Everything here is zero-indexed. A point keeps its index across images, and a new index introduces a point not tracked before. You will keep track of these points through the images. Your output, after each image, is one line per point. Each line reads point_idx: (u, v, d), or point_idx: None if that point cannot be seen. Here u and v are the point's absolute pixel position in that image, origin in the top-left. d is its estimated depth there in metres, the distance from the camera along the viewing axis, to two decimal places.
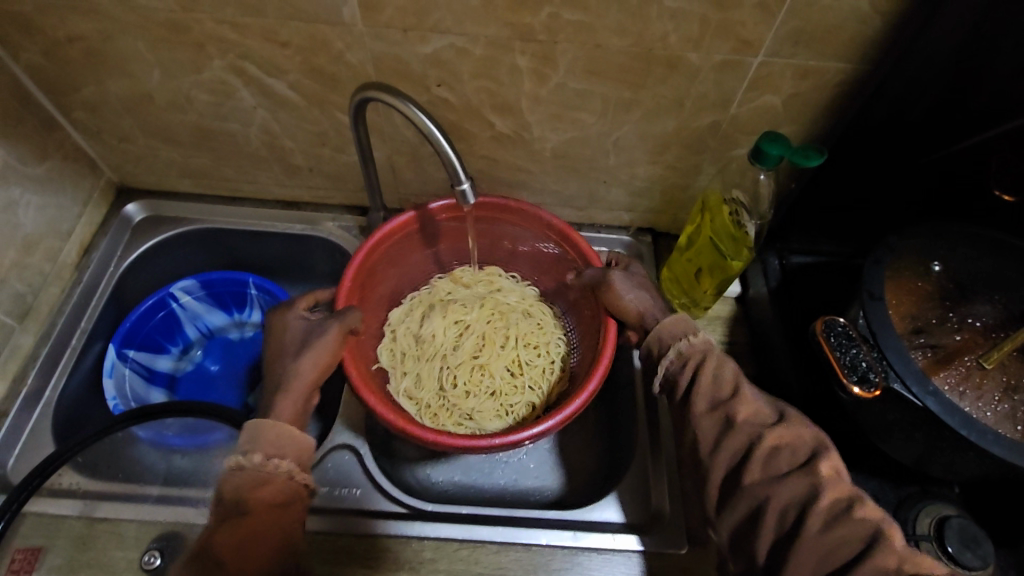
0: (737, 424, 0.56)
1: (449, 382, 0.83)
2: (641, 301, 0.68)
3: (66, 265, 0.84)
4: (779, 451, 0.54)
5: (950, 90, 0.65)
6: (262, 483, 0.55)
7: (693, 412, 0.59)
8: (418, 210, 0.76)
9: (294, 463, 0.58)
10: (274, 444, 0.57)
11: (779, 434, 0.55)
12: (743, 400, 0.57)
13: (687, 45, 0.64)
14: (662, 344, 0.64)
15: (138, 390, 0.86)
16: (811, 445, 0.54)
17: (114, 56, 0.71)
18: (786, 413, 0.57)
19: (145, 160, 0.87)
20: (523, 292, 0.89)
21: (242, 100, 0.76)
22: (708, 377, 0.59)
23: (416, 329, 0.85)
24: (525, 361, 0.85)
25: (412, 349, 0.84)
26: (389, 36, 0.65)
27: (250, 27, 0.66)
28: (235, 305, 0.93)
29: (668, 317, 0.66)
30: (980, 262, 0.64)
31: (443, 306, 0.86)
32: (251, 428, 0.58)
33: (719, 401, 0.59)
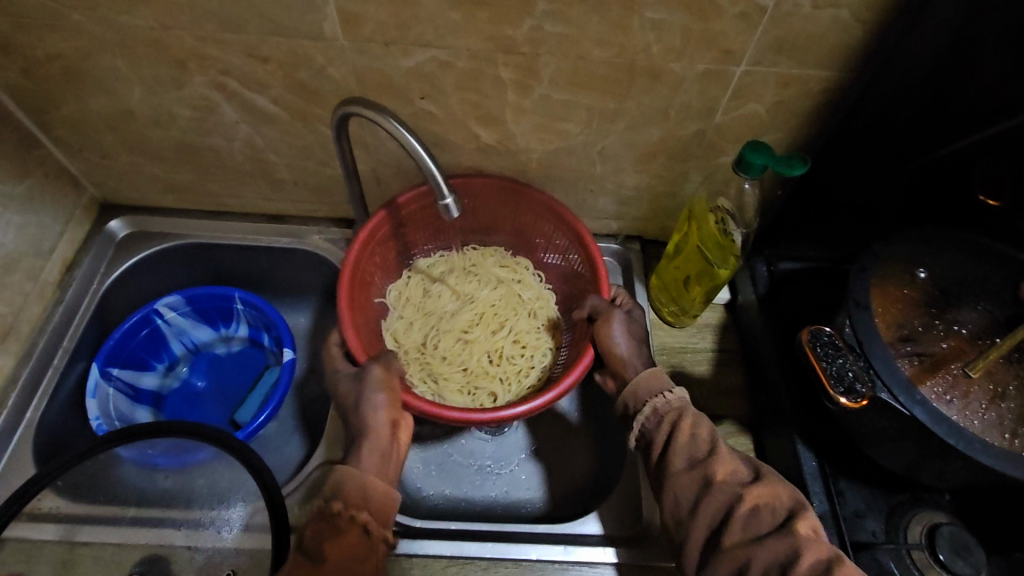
0: (716, 484, 0.56)
1: (433, 342, 0.84)
2: (629, 350, 0.69)
3: (48, 284, 0.83)
4: (759, 511, 0.54)
5: (932, 97, 0.66)
6: (340, 533, 0.55)
7: (669, 472, 0.59)
8: (388, 209, 0.76)
9: (373, 516, 0.57)
10: (357, 493, 0.57)
11: (757, 493, 0.55)
12: (720, 459, 0.57)
13: (670, 56, 0.64)
14: (637, 399, 0.64)
15: (123, 409, 0.85)
16: (788, 506, 0.54)
17: (94, 73, 0.70)
18: (763, 473, 0.57)
19: (128, 176, 0.87)
20: (538, 292, 0.87)
21: (225, 115, 0.75)
22: (685, 436, 0.60)
23: (429, 284, 0.87)
24: (517, 354, 0.84)
25: (417, 300, 0.86)
26: (371, 49, 0.65)
27: (230, 43, 0.65)
28: (222, 321, 0.92)
29: (644, 370, 0.66)
30: (965, 269, 0.64)
31: (462, 271, 0.88)
32: (335, 475, 0.58)
33: (696, 459, 0.59)
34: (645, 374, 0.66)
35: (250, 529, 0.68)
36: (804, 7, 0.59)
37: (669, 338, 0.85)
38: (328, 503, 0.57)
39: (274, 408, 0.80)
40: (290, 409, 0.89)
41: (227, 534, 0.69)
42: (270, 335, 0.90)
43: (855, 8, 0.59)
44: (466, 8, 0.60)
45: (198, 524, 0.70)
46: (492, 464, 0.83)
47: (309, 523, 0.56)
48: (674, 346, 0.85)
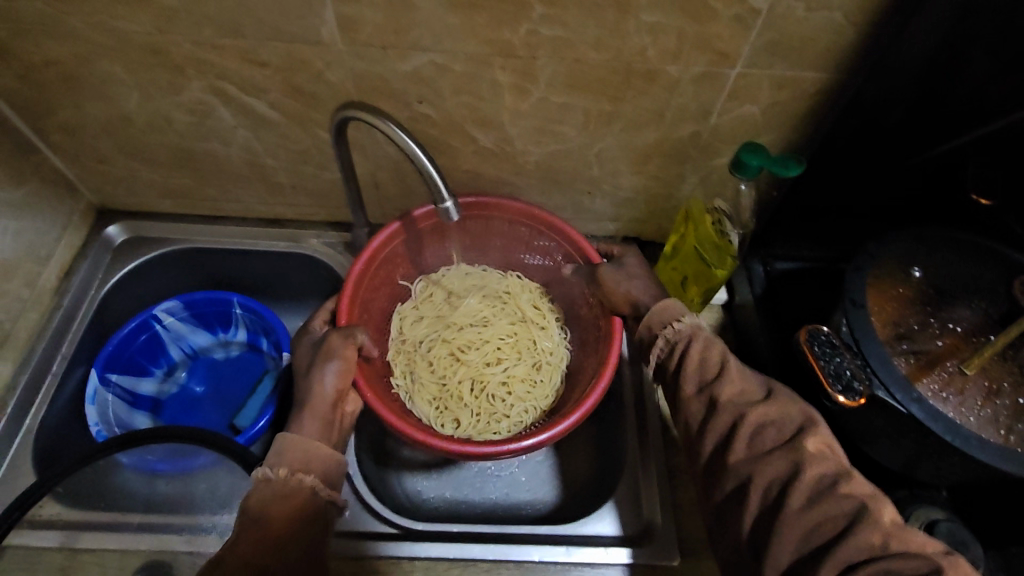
0: (721, 404, 0.56)
1: (432, 345, 0.84)
2: (637, 288, 0.69)
3: (46, 290, 0.83)
4: (764, 428, 0.54)
5: (925, 98, 0.66)
6: (288, 494, 0.55)
7: (681, 396, 0.60)
8: (404, 220, 0.76)
9: (319, 478, 0.58)
10: (301, 458, 0.57)
11: (764, 410, 0.55)
12: (728, 379, 0.57)
13: (665, 59, 0.65)
14: (653, 329, 0.64)
15: (122, 415, 0.84)
16: (797, 422, 0.54)
17: (91, 79, 0.70)
18: (774, 390, 0.57)
19: (125, 181, 0.87)
20: (550, 344, 0.85)
21: (222, 120, 0.75)
22: (695, 360, 0.60)
23: (454, 292, 0.87)
24: (502, 396, 0.82)
25: (434, 303, 0.86)
26: (369, 54, 0.65)
27: (228, 48, 0.65)
28: (220, 325, 0.92)
29: (656, 304, 0.65)
30: (960, 267, 0.65)
31: (491, 292, 0.87)
32: (279, 442, 0.58)
33: (706, 381, 0.59)
34: (656, 308, 0.65)
35: None
36: (798, 10, 0.59)
37: None
38: (273, 469, 0.56)
39: (274, 412, 0.80)
40: None
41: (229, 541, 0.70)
42: (269, 339, 0.90)
43: (847, 11, 0.60)
44: (463, 12, 0.60)
45: (201, 529, 0.71)
46: (492, 466, 0.83)
47: (254, 489, 0.55)
48: None
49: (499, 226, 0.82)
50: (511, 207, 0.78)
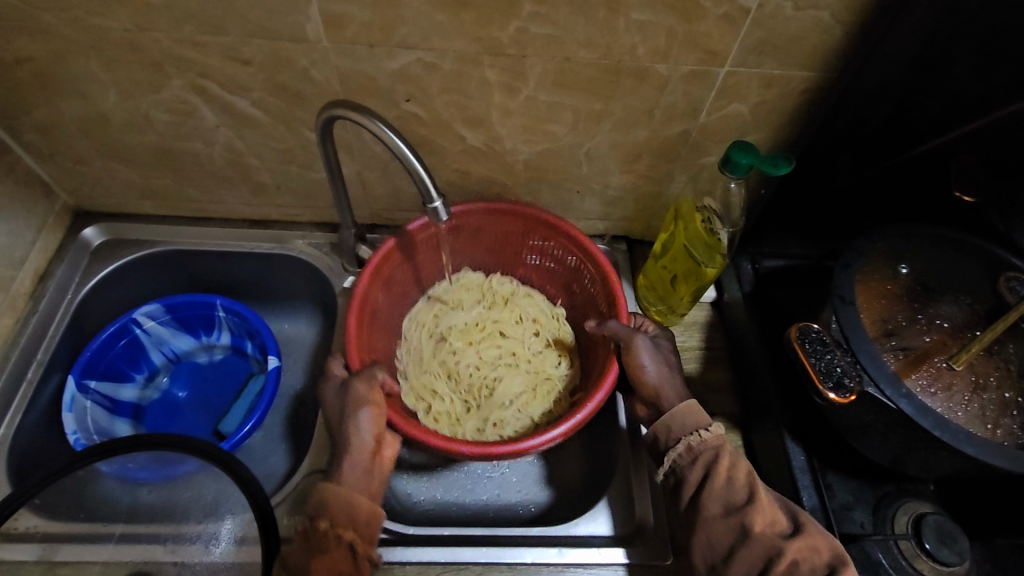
0: (754, 536, 0.57)
1: (535, 345, 0.86)
2: (658, 378, 0.68)
3: (20, 294, 0.80)
4: (798, 565, 0.55)
5: (909, 95, 0.67)
6: (325, 553, 0.57)
7: (704, 515, 0.60)
8: (398, 237, 0.77)
9: (358, 535, 0.59)
10: (343, 512, 0.59)
11: (797, 547, 0.56)
12: (760, 508, 0.58)
13: (655, 57, 0.65)
14: (671, 435, 0.64)
15: (102, 422, 0.82)
16: (827, 561, 0.56)
17: (65, 75, 0.68)
18: (801, 523, 0.58)
19: (102, 182, 0.84)
20: (411, 348, 0.84)
21: (204, 119, 0.73)
22: (721, 480, 0.60)
23: (513, 389, 0.82)
24: (458, 308, 0.88)
25: (531, 381, 0.83)
26: (355, 52, 0.64)
27: (210, 46, 0.64)
28: (203, 328, 0.90)
29: (682, 403, 0.66)
30: (950, 264, 0.65)
31: (495, 403, 0.80)
32: (321, 493, 0.60)
33: (732, 504, 0.59)
34: (681, 409, 0.65)
35: (240, 543, 0.67)
36: (786, 9, 0.60)
37: None
38: (312, 523, 0.59)
39: (260, 416, 0.78)
40: (276, 418, 0.87)
41: (217, 550, 0.67)
42: (254, 343, 0.89)
43: (834, 10, 0.60)
44: (452, 9, 0.59)
45: (185, 539, 0.69)
46: (482, 467, 0.82)
47: (294, 546, 0.58)
48: None
49: (525, 235, 0.84)
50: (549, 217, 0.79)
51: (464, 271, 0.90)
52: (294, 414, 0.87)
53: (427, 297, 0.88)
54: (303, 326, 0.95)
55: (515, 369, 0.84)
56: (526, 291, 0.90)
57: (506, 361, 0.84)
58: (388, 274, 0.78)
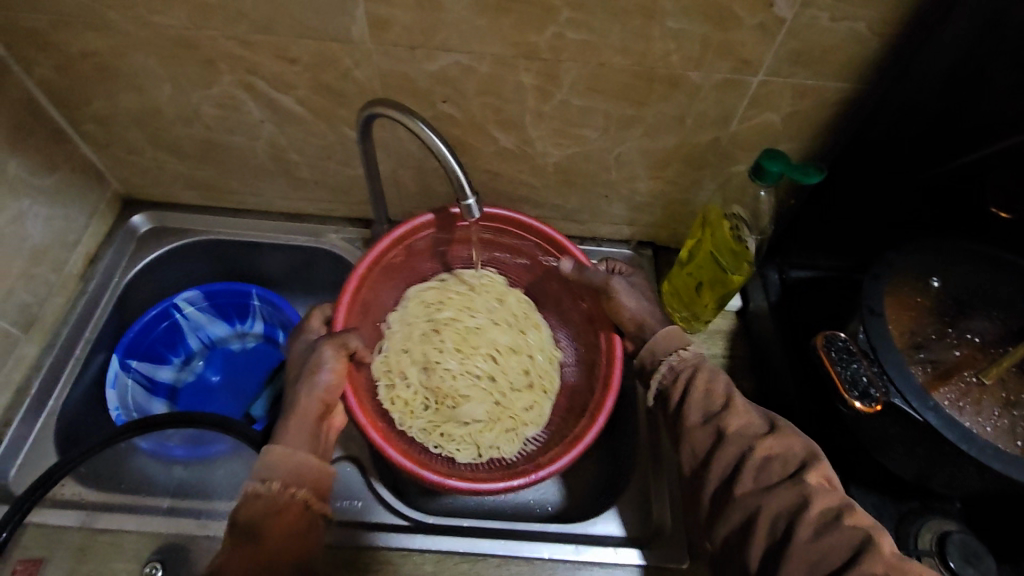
0: (727, 437, 0.57)
1: (517, 376, 0.83)
2: (639, 310, 0.73)
3: (72, 275, 0.84)
4: (771, 462, 0.55)
5: (947, 109, 0.66)
6: (282, 510, 0.56)
7: (685, 426, 0.61)
8: (436, 215, 0.78)
9: (310, 492, 0.59)
10: (291, 471, 0.59)
11: (769, 444, 0.56)
12: (733, 412, 0.59)
13: (689, 65, 0.66)
14: (656, 357, 0.68)
15: (141, 401, 0.86)
16: (801, 456, 0.55)
17: (125, 70, 0.72)
18: (778, 424, 0.58)
19: (151, 172, 0.88)
20: (404, 321, 0.84)
21: (250, 114, 0.77)
22: (698, 392, 0.62)
23: (469, 414, 0.80)
24: (461, 309, 0.86)
25: (495, 415, 0.81)
26: (397, 53, 0.67)
27: (260, 44, 0.67)
28: (238, 316, 0.94)
29: (662, 329, 0.69)
30: (984, 279, 0.65)
31: (450, 416, 0.80)
32: (269, 453, 0.59)
33: (710, 414, 0.60)
34: (662, 334, 0.69)
35: None
36: (822, 20, 0.60)
37: None
38: (264, 484, 0.57)
39: None
40: None
41: None
42: (285, 332, 0.92)
43: (871, 22, 0.60)
44: (491, 14, 0.62)
45: (216, 514, 0.71)
46: None
47: (243, 501, 0.57)
48: None
49: (532, 249, 0.82)
50: (544, 231, 0.78)
51: (490, 271, 0.88)
52: None
53: (443, 280, 0.87)
54: None
55: (481, 399, 0.81)
56: (535, 313, 0.87)
57: (478, 385, 0.83)
58: (386, 265, 0.80)
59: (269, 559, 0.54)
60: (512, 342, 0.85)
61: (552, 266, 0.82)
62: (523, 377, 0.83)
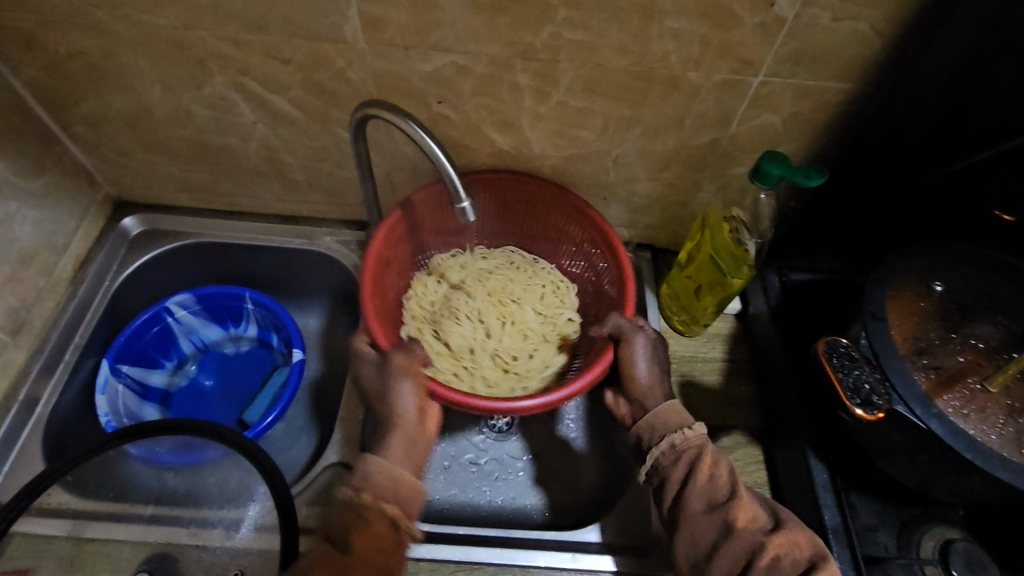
0: (736, 531, 0.56)
1: (507, 359, 0.82)
2: (648, 381, 0.68)
3: (62, 279, 0.83)
4: (780, 562, 0.54)
5: (949, 110, 0.65)
6: (365, 526, 0.55)
7: (686, 513, 0.58)
8: (403, 207, 0.77)
9: (402, 511, 0.57)
10: (389, 486, 0.58)
11: (778, 543, 0.55)
12: (741, 505, 0.57)
13: (688, 65, 0.65)
14: (653, 433, 0.63)
15: (132, 406, 0.85)
16: (808, 556, 0.55)
17: (114, 70, 0.71)
18: (781, 519, 0.57)
19: (143, 174, 0.87)
20: (483, 257, 0.90)
21: (242, 115, 0.75)
22: (703, 477, 0.59)
23: (445, 343, 0.82)
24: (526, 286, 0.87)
25: (461, 359, 0.81)
26: (391, 53, 0.65)
27: (251, 44, 0.66)
28: (232, 320, 0.93)
29: (665, 403, 0.65)
30: (987, 284, 0.64)
31: (437, 328, 0.82)
32: (366, 463, 0.59)
33: (714, 501, 0.58)
34: (664, 408, 0.64)
35: (260, 531, 0.69)
36: (824, 19, 0.59)
37: (679, 347, 0.86)
38: (356, 492, 0.57)
39: (282, 408, 0.79)
40: (297, 410, 0.88)
41: (239, 536, 0.68)
42: (280, 335, 0.90)
43: (873, 21, 0.59)
44: (486, 14, 0.60)
45: (208, 523, 0.69)
46: (496, 470, 0.82)
47: (337, 510, 0.57)
48: (684, 355, 0.85)
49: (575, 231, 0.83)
50: (605, 234, 0.77)
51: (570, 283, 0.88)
52: (318, 407, 0.89)
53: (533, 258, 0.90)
54: (326, 321, 0.96)
55: (454, 353, 0.82)
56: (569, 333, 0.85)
57: (463, 344, 0.82)
58: (388, 254, 0.78)
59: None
60: (518, 340, 0.84)
61: (591, 249, 0.82)
62: (504, 357, 0.82)
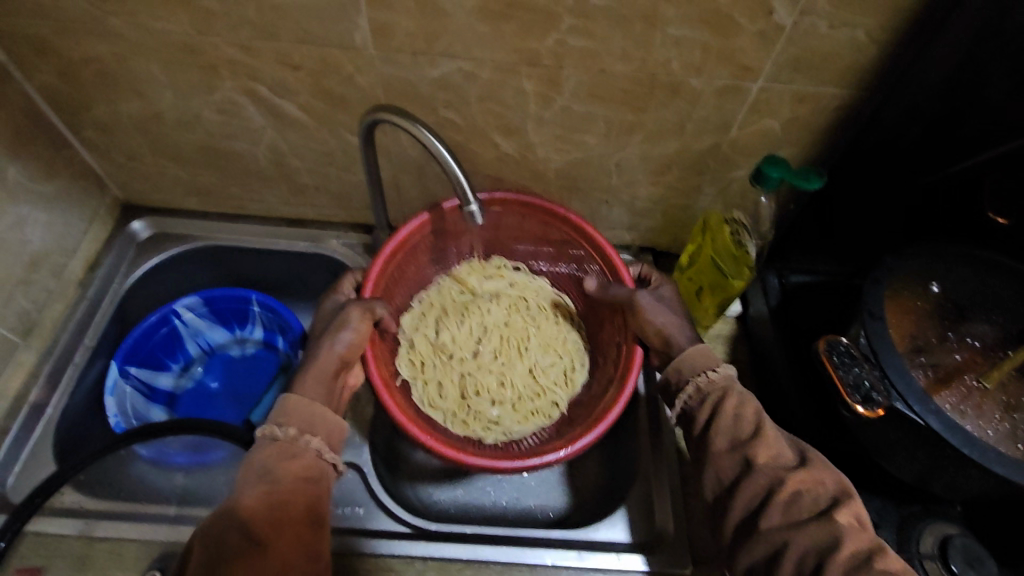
0: (756, 466, 0.56)
1: (472, 390, 0.82)
2: (670, 325, 0.68)
3: (71, 281, 0.84)
4: (801, 496, 0.54)
5: (944, 114, 0.67)
6: (296, 455, 0.57)
7: (711, 450, 0.59)
8: (432, 211, 0.76)
9: (323, 441, 0.59)
10: (306, 416, 0.60)
11: (800, 478, 0.55)
12: (764, 441, 0.57)
13: (689, 71, 0.66)
14: (681, 377, 0.64)
15: (139, 408, 0.86)
16: (832, 491, 0.54)
17: (127, 76, 0.72)
18: (807, 458, 0.57)
19: (151, 178, 0.88)
20: (526, 293, 0.89)
21: (251, 120, 0.77)
22: (727, 416, 0.60)
23: (437, 334, 0.85)
24: (540, 346, 0.86)
25: (436, 358, 0.84)
26: (399, 59, 0.67)
27: (262, 50, 0.67)
28: (238, 322, 0.94)
29: (694, 347, 0.65)
30: (982, 284, 0.65)
31: (441, 321, 0.86)
32: (284, 401, 0.60)
33: (738, 439, 0.59)
34: (692, 351, 0.65)
35: None
36: (821, 27, 0.61)
37: None
38: (283, 429, 0.58)
39: None
40: None
41: None
42: (286, 337, 0.91)
43: (869, 29, 0.61)
44: (493, 21, 0.62)
45: None
46: None
47: (259, 446, 0.57)
48: None
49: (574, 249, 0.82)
50: (599, 246, 0.76)
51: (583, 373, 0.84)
52: None
53: (563, 325, 0.88)
54: None
55: (431, 366, 0.83)
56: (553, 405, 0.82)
57: (446, 365, 0.83)
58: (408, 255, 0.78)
59: (282, 499, 0.53)
60: (486, 394, 0.82)
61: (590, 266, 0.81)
62: (464, 396, 0.82)
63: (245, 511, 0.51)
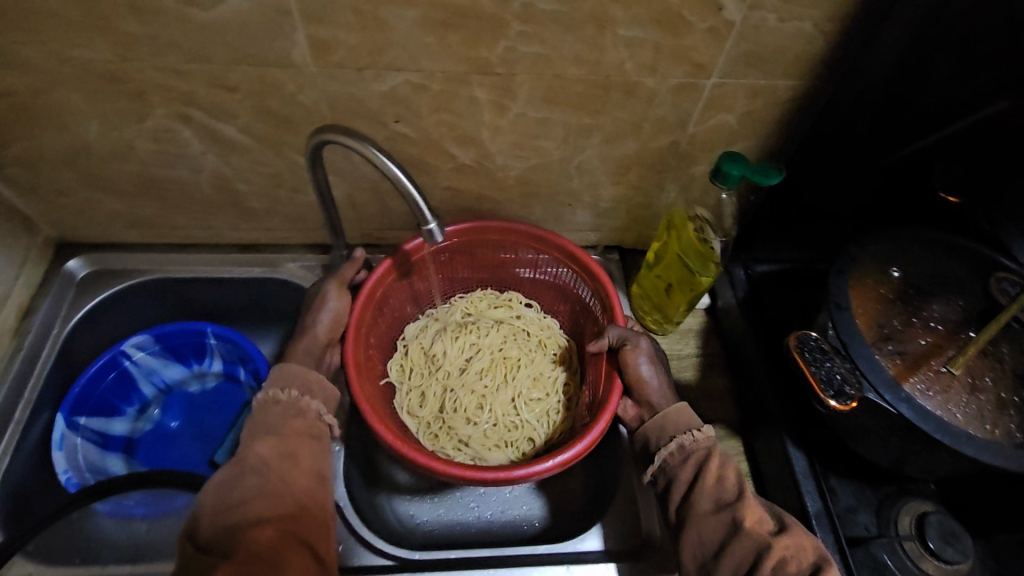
0: (743, 530, 0.56)
1: (451, 406, 0.82)
2: (652, 380, 0.68)
3: (4, 331, 0.77)
4: (787, 563, 0.54)
5: (895, 99, 0.67)
6: (296, 415, 0.60)
7: (695, 513, 0.59)
8: (394, 257, 0.75)
9: (321, 405, 0.63)
10: (302, 379, 0.63)
11: (784, 544, 0.55)
12: (748, 504, 0.58)
13: (643, 72, 0.65)
14: (663, 434, 0.64)
15: (94, 459, 0.81)
16: (813, 560, 0.55)
17: (46, 108, 0.66)
18: (786, 523, 0.58)
19: (86, 214, 0.82)
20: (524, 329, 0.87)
21: (190, 146, 0.72)
22: (710, 479, 0.60)
23: (431, 346, 0.85)
24: (529, 381, 0.84)
25: (425, 367, 0.84)
26: (343, 75, 0.64)
27: (193, 73, 0.63)
28: (195, 357, 0.89)
29: (674, 404, 0.66)
30: (939, 265, 0.67)
31: (441, 331, 0.86)
32: (282, 371, 0.64)
33: (722, 501, 0.59)
34: (674, 409, 0.65)
35: None
36: (771, 21, 0.60)
37: None
38: (284, 391, 0.61)
39: None
40: None
41: None
42: (247, 368, 0.87)
43: (817, 21, 0.61)
44: (438, 31, 0.59)
45: None
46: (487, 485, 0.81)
47: (263, 409, 0.60)
48: None
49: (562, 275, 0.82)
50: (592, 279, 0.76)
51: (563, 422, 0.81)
52: None
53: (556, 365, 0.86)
54: None
55: (420, 381, 0.83)
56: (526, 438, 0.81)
57: (433, 384, 0.83)
58: (382, 296, 0.77)
59: (292, 450, 0.57)
60: (463, 419, 0.81)
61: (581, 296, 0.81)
62: (440, 416, 0.81)
63: (261, 460, 0.55)
